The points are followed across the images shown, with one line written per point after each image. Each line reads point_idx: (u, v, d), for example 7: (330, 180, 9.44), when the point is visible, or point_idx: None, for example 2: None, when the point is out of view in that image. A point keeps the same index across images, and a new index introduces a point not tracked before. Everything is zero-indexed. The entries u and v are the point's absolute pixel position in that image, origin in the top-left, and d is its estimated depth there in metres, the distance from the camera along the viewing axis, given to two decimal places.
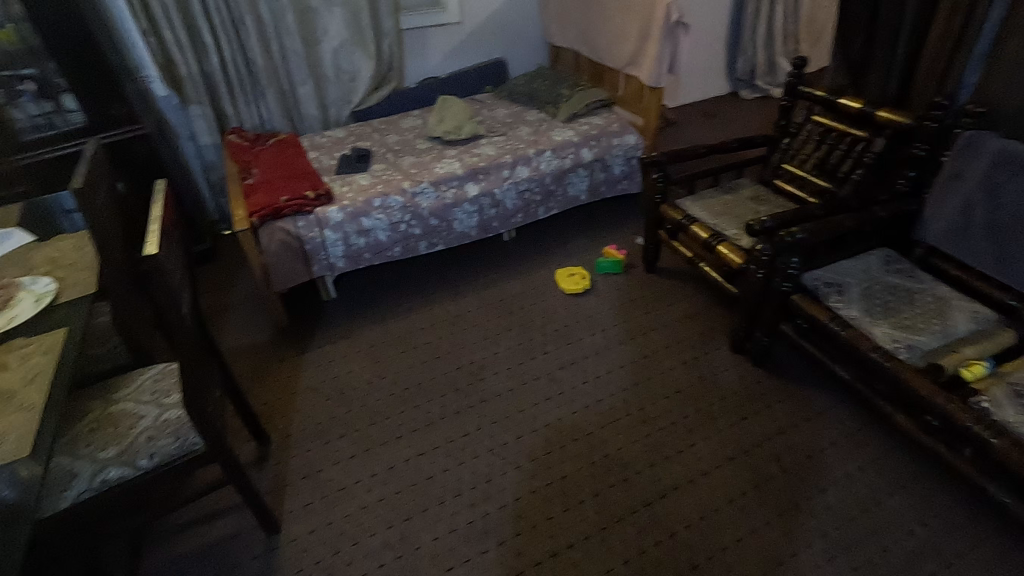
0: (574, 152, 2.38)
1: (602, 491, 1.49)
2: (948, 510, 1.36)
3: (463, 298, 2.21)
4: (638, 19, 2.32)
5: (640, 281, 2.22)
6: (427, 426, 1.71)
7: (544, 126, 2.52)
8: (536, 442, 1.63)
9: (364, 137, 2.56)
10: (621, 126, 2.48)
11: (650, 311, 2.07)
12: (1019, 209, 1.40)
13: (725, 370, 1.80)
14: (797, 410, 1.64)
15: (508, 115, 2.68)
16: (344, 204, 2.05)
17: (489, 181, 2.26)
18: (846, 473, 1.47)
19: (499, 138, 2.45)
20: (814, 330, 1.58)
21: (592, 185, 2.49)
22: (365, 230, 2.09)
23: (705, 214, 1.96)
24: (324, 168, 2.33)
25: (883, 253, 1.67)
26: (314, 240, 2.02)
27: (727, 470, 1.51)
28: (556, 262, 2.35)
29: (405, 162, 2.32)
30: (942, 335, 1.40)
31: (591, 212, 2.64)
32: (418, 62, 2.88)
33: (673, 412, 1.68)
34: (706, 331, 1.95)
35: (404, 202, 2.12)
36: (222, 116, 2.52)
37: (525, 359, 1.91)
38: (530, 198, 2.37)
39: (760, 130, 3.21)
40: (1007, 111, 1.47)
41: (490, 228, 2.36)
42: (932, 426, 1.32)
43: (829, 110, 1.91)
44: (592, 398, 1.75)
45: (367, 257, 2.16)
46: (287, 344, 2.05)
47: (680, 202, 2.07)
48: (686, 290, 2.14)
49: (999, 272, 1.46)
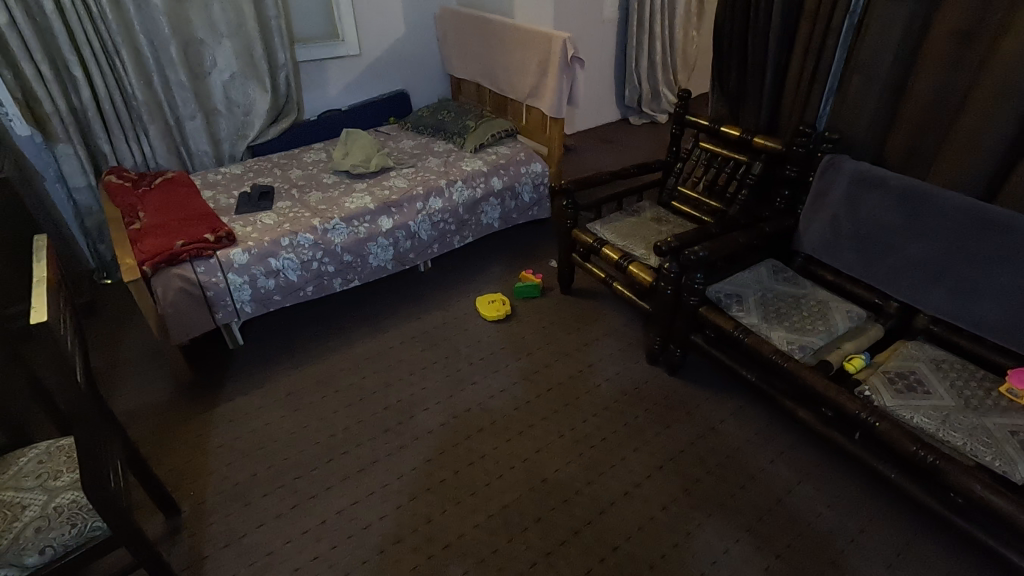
0: (484, 181, 2.43)
1: (544, 516, 1.50)
2: (846, 489, 1.53)
3: (385, 334, 2.15)
4: (536, 53, 2.42)
5: (558, 303, 2.29)
6: (358, 472, 1.64)
7: (452, 157, 2.55)
8: (473, 476, 1.62)
9: (264, 173, 2.44)
10: (527, 155, 2.57)
11: (571, 332, 2.14)
12: (876, 220, 1.62)
13: (646, 383, 1.90)
14: (712, 413, 1.77)
15: (415, 146, 2.68)
16: (249, 245, 1.94)
17: (403, 214, 2.24)
18: (760, 468, 1.60)
19: (409, 170, 2.44)
20: (721, 338, 1.72)
21: (504, 212, 2.55)
22: (274, 271, 1.98)
23: (614, 236, 2.07)
24: (223, 207, 2.18)
25: (771, 264, 1.86)
26: (218, 286, 1.88)
27: (657, 479, 1.58)
28: (475, 290, 2.37)
29: (313, 198, 2.23)
30: (827, 334, 1.58)
31: (505, 239, 2.69)
32: (317, 95, 2.80)
33: (602, 428, 1.74)
34: (625, 346, 2.05)
35: (314, 239, 2.04)
36: (97, 155, 2.29)
37: (454, 391, 1.90)
38: (444, 228, 2.37)
39: (652, 154, 3.48)
40: (857, 137, 1.72)
41: (406, 260, 2.33)
42: (827, 417, 1.48)
43: (713, 137, 2.11)
44: (524, 423, 1.77)
45: (277, 299, 2.04)
46: (193, 401, 1.87)
47: (590, 225, 2.17)
48: (602, 309, 2.24)
49: (865, 275, 1.68)
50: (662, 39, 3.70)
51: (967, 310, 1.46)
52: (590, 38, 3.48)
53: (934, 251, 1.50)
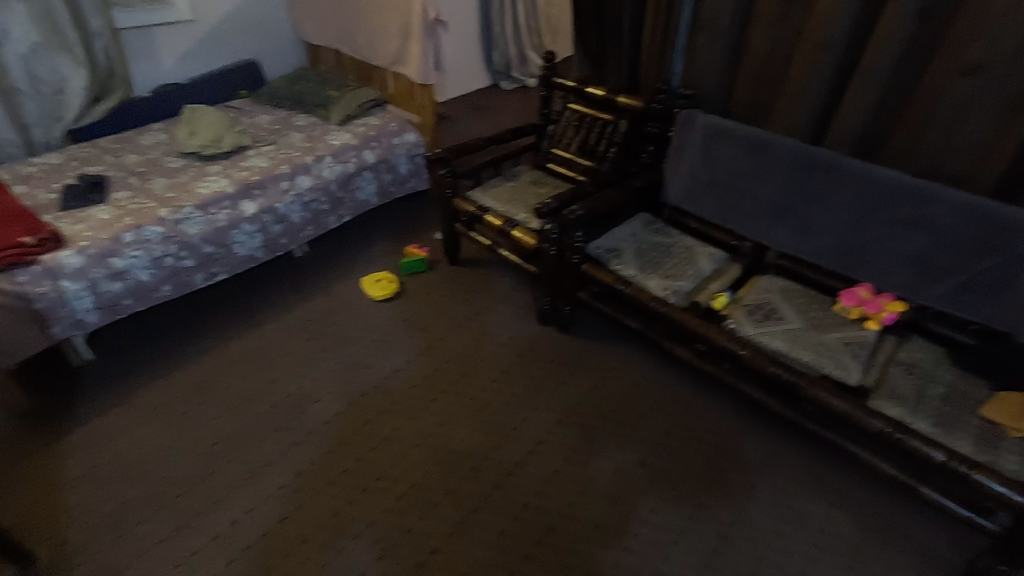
0: (355, 155, 2.30)
1: (454, 487, 1.51)
2: (722, 413, 1.69)
3: (264, 327, 1.99)
4: (396, 17, 2.30)
5: (447, 275, 2.27)
6: (250, 478, 1.52)
7: (317, 130, 2.37)
8: (378, 460, 1.57)
9: (91, 161, 2.11)
10: (398, 125, 2.46)
11: (462, 302, 2.13)
12: (728, 169, 1.78)
13: (540, 343, 1.95)
14: (603, 363, 1.87)
15: (274, 121, 2.46)
16: (83, 245, 1.67)
17: (269, 196, 2.06)
18: (649, 406, 1.72)
19: (269, 147, 2.24)
20: (604, 291, 1.80)
21: (380, 187, 2.44)
22: (119, 272, 1.74)
23: (495, 202, 2.07)
24: (42, 203, 1.86)
25: (643, 217, 1.98)
26: (48, 296, 1.62)
27: (559, 433, 1.65)
28: (359, 270, 2.27)
29: (157, 186, 1.97)
30: (695, 276, 1.71)
31: (385, 214, 2.59)
32: (147, 67, 2.45)
33: (503, 393, 1.77)
34: (517, 310, 2.09)
35: (165, 231, 1.82)
36: None
37: (347, 377, 1.82)
38: (318, 208, 2.22)
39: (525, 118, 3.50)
40: (707, 91, 1.84)
41: (280, 248, 2.16)
42: (702, 352, 1.61)
43: (581, 98, 2.16)
44: (425, 399, 1.74)
45: (128, 304, 1.80)
46: (37, 431, 1.62)
47: (470, 193, 2.15)
48: (491, 276, 2.25)
49: (723, 220, 1.85)
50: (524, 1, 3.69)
51: (807, 242, 1.66)
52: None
53: (778, 192, 1.68)
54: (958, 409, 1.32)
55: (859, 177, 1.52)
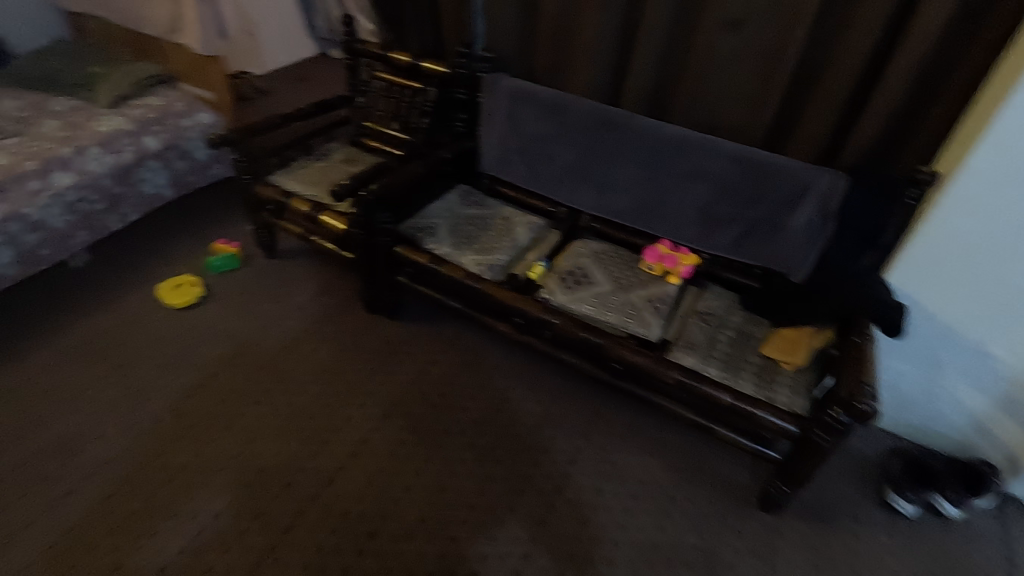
0: (131, 142, 1.98)
1: (264, 508, 1.37)
2: (550, 382, 1.69)
3: (31, 358, 1.68)
4: None
5: (263, 270, 2.05)
6: (2, 546, 1.27)
7: (79, 116, 2.02)
8: (175, 492, 1.38)
9: None
10: (186, 105, 2.17)
11: (280, 299, 1.93)
12: (536, 133, 1.74)
13: (366, 334, 1.83)
14: (432, 347, 1.79)
15: (23, 107, 2.04)
16: None
17: (12, 199, 1.71)
18: (479, 385, 1.68)
19: (13, 142, 1.87)
20: (421, 273, 1.70)
21: (174, 176, 2.13)
22: None
23: (300, 185, 1.87)
24: None
25: (462, 190, 1.89)
26: None
27: (383, 429, 1.55)
28: (155, 275, 1.98)
29: None
30: (512, 247, 1.67)
31: (188, 208, 2.28)
32: None
33: (324, 394, 1.64)
34: (341, 301, 1.94)
35: None
36: None
37: (137, 402, 1.58)
38: (88, 208, 1.89)
39: None
40: (508, 54, 1.77)
41: (43, 261, 1.81)
42: (520, 325, 1.58)
43: (385, 65, 1.99)
44: (231, 415, 1.56)
45: None
46: None
47: (272, 177, 1.93)
48: (314, 267, 2.07)
49: (538, 186, 1.83)
50: None
51: (614, 202, 1.70)
52: None
53: (582, 155, 1.68)
54: (743, 351, 1.41)
55: (649, 136, 1.54)
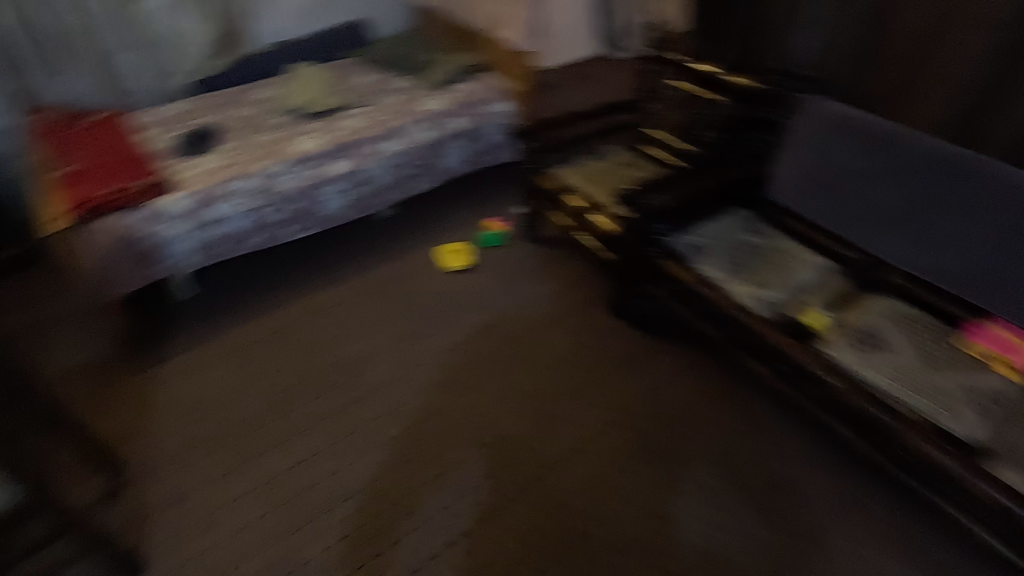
0: (445, 121, 2.28)
1: (494, 472, 1.49)
2: (797, 444, 1.53)
3: (343, 287, 2.05)
4: None
5: (523, 252, 2.20)
6: (306, 430, 1.59)
7: (412, 94, 2.36)
8: (428, 431, 1.58)
9: (208, 111, 2.25)
10: (492, 93, 2.41)
11: (535, 284, 2.05)
12: (856, 166, 1.55)
13: (608, 337, 1.85)
14: (672, 367, 1.74)
15: (374, 81, 2.47)
16: (191, 190, 1.82)
17: (359, 156, 2.11)
18: (716, 423, 1.59)
19: (365, 108, 2.26)
20: (682, 291, 1.65)
21: (468, 155, 2.39)
22: (218, 220, 1.87)
23: (579, 181, 1.94)
24: (161, 150, 2.03)
25: (741, 214, 1.78)
26: (160, 236, 1.78)
27: (611, 435, 1.56)
28: (437, 238, 2.26)
29: (260, 140, 2.08)
30: (792, 288, 1.52)
31: (470, 182, 2.54)
32: (263, 25, 2.51)
33: (561, 383, 1.71)
34: (589, 298, 1.99)
35: (259, 184, 1.92)
36: (20, 90, 2.09)
37: (411, 344, 1.84)
38: (405, 172, 2.24)
39: None
40: (838, 78, 1.59)
41: (365, 208, 2.20)
42: (785, 374, 1.44)
43: (688, 74, 1.94)
44: (480, 378, 1.73)
45: (225, 249, 1.93)
46: (135, 359, 1.80)
47: (554, 169, 2.04)
48: (568, 259, 2.15)
49: (839, 226, 1.64)
50: None
51: (942, 261, 1.44)
52: None
53: (914, 200, 1.45)
54: None
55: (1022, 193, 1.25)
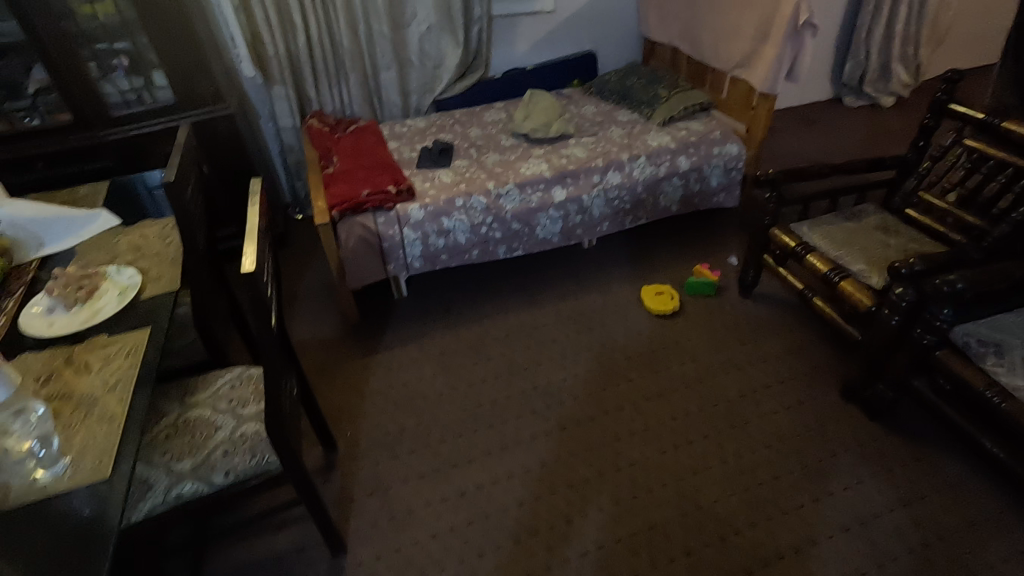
0: (669, 159, 2.20)
1: (695, 549, 1.34)
2: None
3: (543, 312, 2.06)
4: (757, 16, 2.07)
5: (734, 307, 2.02)
6: (500, 450, 1.59)
7: (637, 129, 2.33)
8: (622, 484, 1.49)
9: (446, 130, 2.44)
10: (723, 134, 2.26)
11: (748, 344, 1.87)
12: None
13: (836, 422, 1.60)
14: (922, 478, 1.44)
15: (598, 113, 2.48)
16: (425, 202, 1.95)
17: (580, 185, 2.11)
18: (985, 563, 1.27)
19: (589, 139, 2.28)
20: (958, 392, 1.36)
21: (685, 195, 2.28)
22: (445, 230, 1.98)
23: (826, 242, 1.71)
24: (405, 161, 2.23)
25: None
26: (393, 239, 1.92)
27: (839, 542, 1.33)
28: (641, 277, 2.18)
29: (489, 160, 2.18)
30: None
31: (680, 222, 2.42)
32: (505, 52, 2.69)
33: (776, 465, 1.50)
34: (813, 372, 1.75)
35: (487, 203, 2.00)
36: (303, 99, 2.45)
37: (608, 384, 1.76)
38: (619, 206, 2.19)
39: (865, 146, 2.99)
40: None
41: (575, 236, 2.18)
42: None
43: (987, 133, 1.62)
44: (682, 438, 1.59)
45: (444, 259, 2.03)
46: (355, 345, 1.97)
47: (794, 224, 1.83)
48: (789, 323, 1.93)
49: None
50: (909, 4, 3.11)
51: None
52: None
53: None
54: None
55: None
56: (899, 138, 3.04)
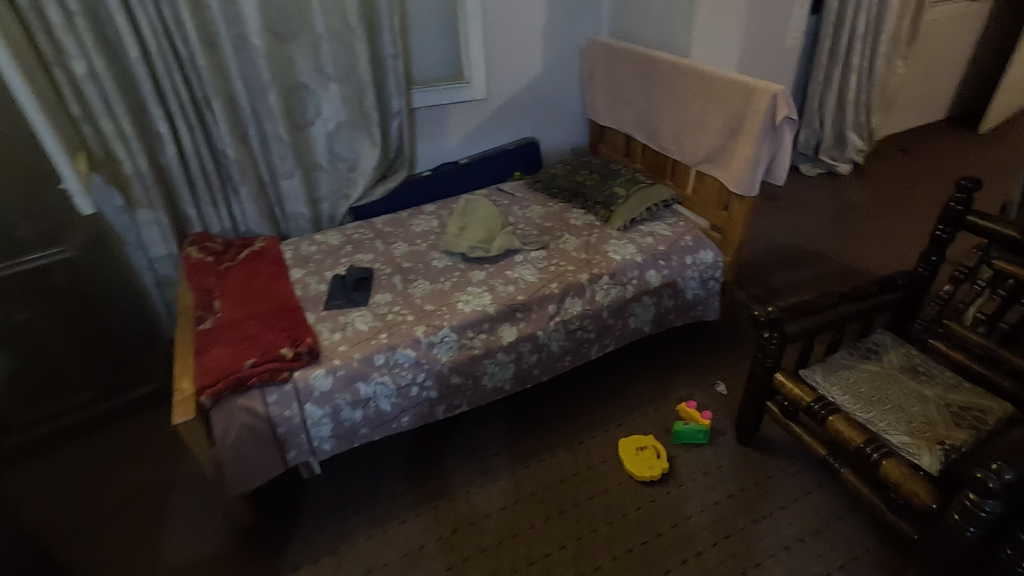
0: (637, 275, 1.83)
1: None
2: None
3: (501, 489, 1.60)
4: (723, 108, 1.77)
5: (735, 463, 1.63)
6: None
7: (594, 236, 1.96)
8: None
9: (365, 248, 2.00)
10: (695, 239, 1.93)
11: (763, 522, 1.48)
12: None
13: None
14: None
15: (546, 216, 2.11)
16: (335, 365, 1.48)
17: (534, 318, 1.70)
18: None
19: (539, 254, 1.89)
20: None
21: (658, 314, 1.91)
22: (362, 399, 1.51)
23: (850, 399, 1.35)
24: (311, 297, 1.76)
25: None
26: (291, 421, 1.44)
27: None
28: (616, 422, 1.77)
29: (418, 292, 1.75)
30: None
31: (653, 341, 2.05)
32: (434, 145, 2.30)
33: None
34: (851, 564, 1.37)
35: (416, 356, 1.56)
36: (181, 220, 1.96)
37: None
38: (582, 337, 1.79)
39: (834, 223, 2.75)
40: None
41: (531, 378, 1.75)
42: None
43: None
44: None
45: (364, 433, 1.55)
46: (248, 566, 1.44)
47: (802, 369, 1.47)
48: (805, 484, 1.56)
49: None
50: (858, 72, 2.97)
51: None
52: (766, 66, 2.79)
53: None
54: None
55: None
56: (866, 212, 2.82)
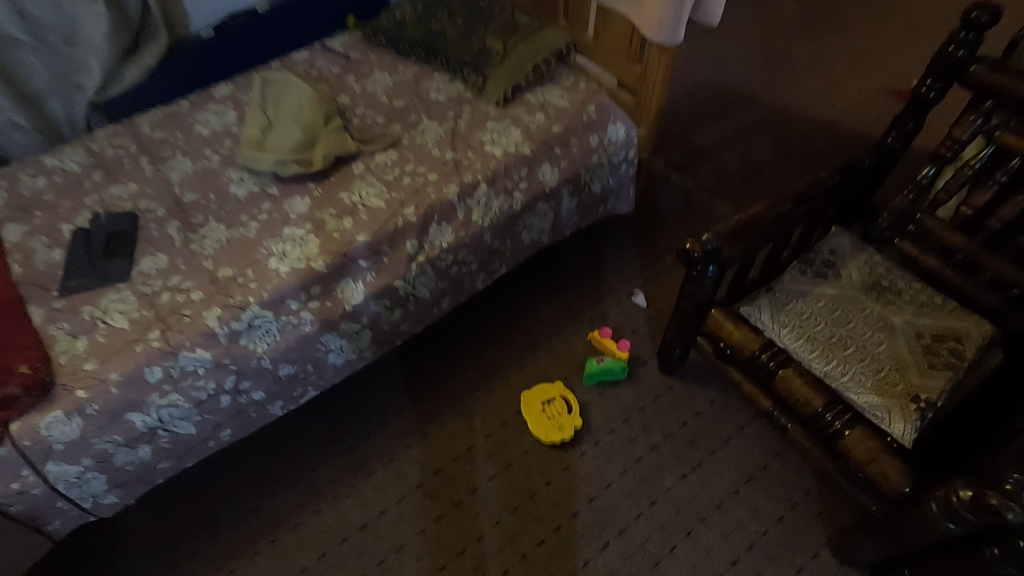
0: (527, 176, 1.33)
1: None
2: None
3: (381, 486, 1.28)
4: None
5: (658, 402, 1.37)
6: None
7: (464, 119, 1.39)
8: None
9: (125, 172, 1.32)
10: (600, 111, 1.41)
11: (694, 478, 1.26)
12: None
13: None
14: None
15: (396, 90, 1.48)
16: (78, 401, 0.96)
17: (386, 264, 1.20)
18: None
19: (386, 158, 1.32)
20: None
21: (559, 219, 1.46)
22: (145, 433, 1.03)
23: (805, 344, 1.03)
24: (37, 273, 1.14)
25: None
26: (29, 493, 0.96)
27: None
28: (516, 368, 1.43)
29: (209, 246, 1.17)
30: None
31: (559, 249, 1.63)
32: None
33: None
34: (789, 514, 1.20)
35: (215, 357, 1.06)
36: None
37: None
38: (462, 271, 1.33)
39: (761, 50, 2.25)
40: None
41: (396, 337, 1.31)
42: None
43: None
44: None
45: (166, 468, 1.10)
46: None
47: (743, 303, 1.11)
48: (737, 419, 1.33)
49: None
50: None
51: None
52: None
53: None
54: None
55: None
56: (797, 32, 2.34)
